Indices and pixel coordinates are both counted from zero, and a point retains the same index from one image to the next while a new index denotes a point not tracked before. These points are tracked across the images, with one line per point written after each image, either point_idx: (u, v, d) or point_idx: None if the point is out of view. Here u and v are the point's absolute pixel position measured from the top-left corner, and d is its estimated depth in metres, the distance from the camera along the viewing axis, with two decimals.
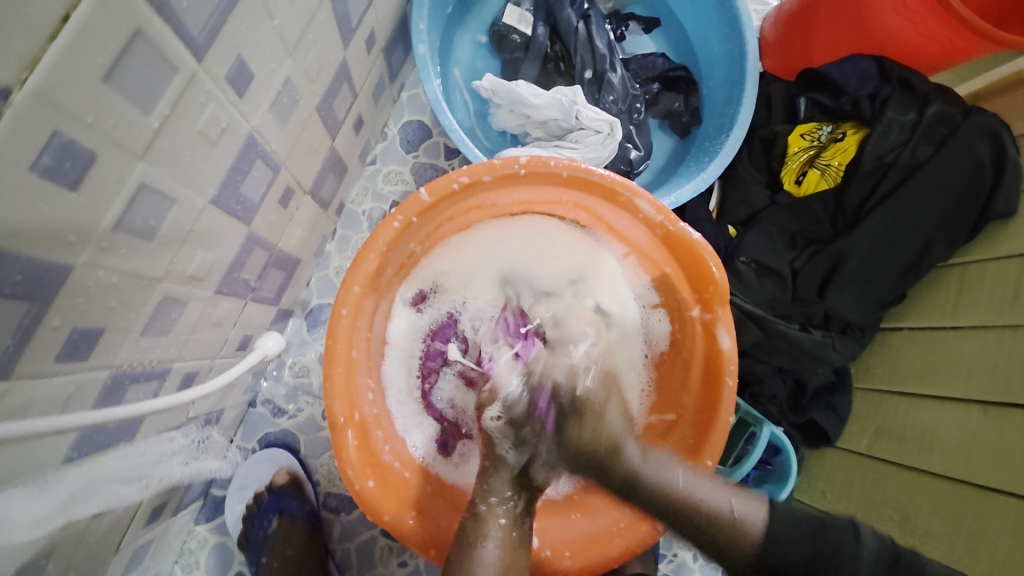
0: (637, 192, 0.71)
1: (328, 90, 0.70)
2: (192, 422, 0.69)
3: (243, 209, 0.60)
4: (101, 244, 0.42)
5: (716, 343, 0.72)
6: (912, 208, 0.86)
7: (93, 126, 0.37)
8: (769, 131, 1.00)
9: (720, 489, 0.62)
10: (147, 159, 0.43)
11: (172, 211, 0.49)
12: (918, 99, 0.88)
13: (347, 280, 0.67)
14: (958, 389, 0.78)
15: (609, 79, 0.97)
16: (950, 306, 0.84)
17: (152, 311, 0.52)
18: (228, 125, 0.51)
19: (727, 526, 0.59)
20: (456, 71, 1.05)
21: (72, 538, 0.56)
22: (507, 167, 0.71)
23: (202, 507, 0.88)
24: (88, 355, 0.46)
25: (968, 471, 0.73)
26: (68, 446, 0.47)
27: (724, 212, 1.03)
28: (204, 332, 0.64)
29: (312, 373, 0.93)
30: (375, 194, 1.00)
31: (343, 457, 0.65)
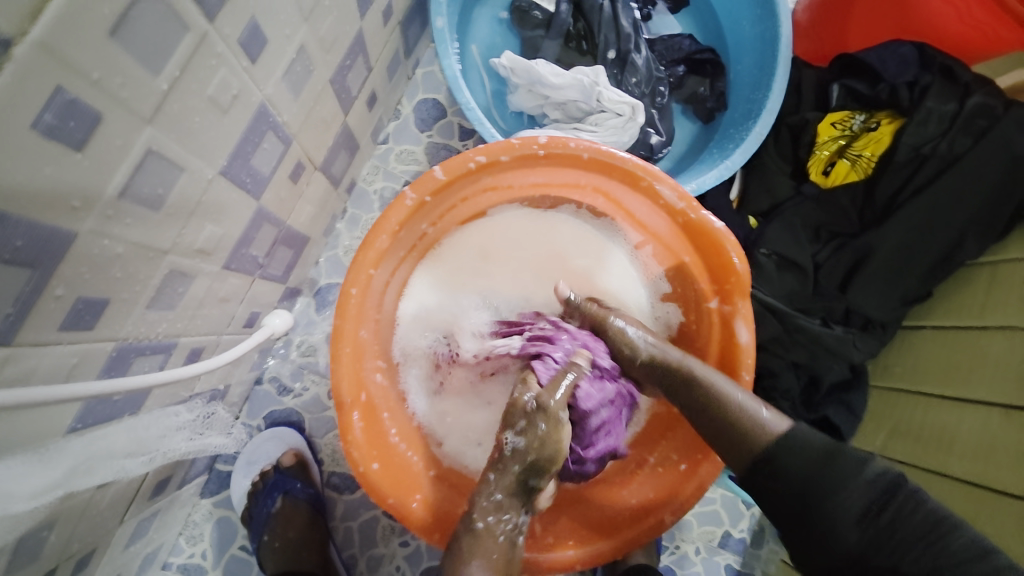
0: (659, 177, 0.69)
1: (343, 61, 0.67)
2: (197, 397, 0.69)
3: (253, 181, 0.58)
4: (106, 211, 0.41)
5: (734, 336, 0.70)
6: (945, 203, 0.82)
7: (99, 84, 0.35)
8: (798, 119, 0.96)
9: (753, 401, 0.60)
10: (155, 124, 0.41)
11: (181, 180, 0.47)
12: (959, 89, 0.83)
13: (358, 259, 0.65)
14: (979, 389, 0.75)
15: (633, 60, 0.93)
16: (977, 305, 0.81)
17: (159, 284, 0.51)
18: (239, 91, 0.49)
19: (752, 423, 0.58)
20: (474, 48, 1.01)
21: (75, 508, 0.56)
22: (525, 146, 0.68)
23: (208, 481, 0.88)
24: (93, 325, 0.45)
25: (985, 475, 0.71)
26: (72, 416, 0.46)
27: (746, 202, 0.99)
28: (211, 307, 0.63)
29: (319, 352, 0.92)
30: (386, 173, 0.98)
31: (350, 438, 0.64)
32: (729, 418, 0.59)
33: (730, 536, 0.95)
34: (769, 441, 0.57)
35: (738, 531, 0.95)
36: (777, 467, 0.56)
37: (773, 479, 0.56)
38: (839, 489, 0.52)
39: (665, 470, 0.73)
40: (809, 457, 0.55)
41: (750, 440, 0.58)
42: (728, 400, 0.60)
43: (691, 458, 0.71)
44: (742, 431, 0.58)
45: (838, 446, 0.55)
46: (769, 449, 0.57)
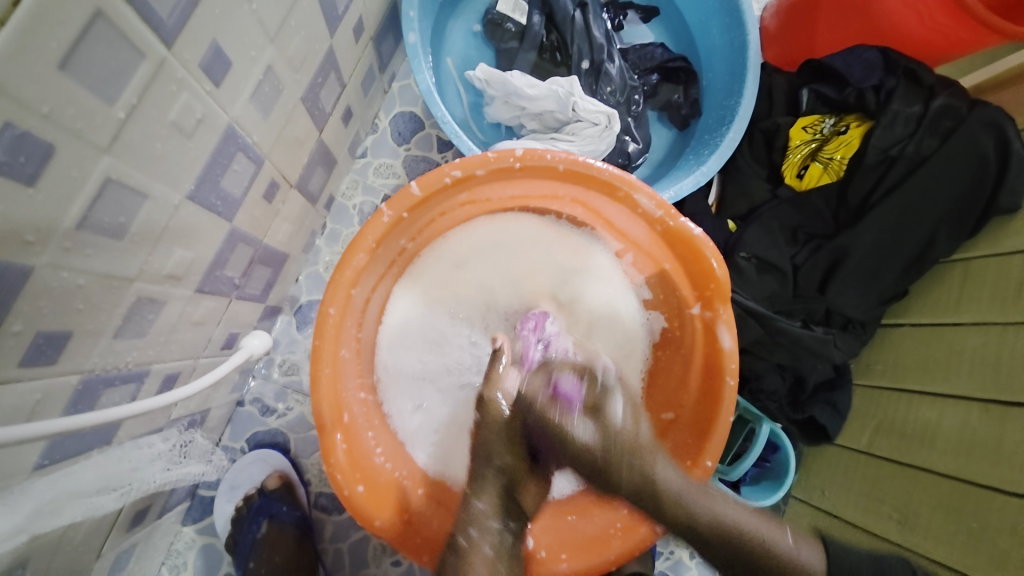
0: (636, 187, 0.69)
1: (314, 80, 0.67)
2: (173, 425, 0.67)
3: (224, 204, 0.57)
4: (63, 244, 0.40)
5: (716, 341, 0.70)
6: (917, 202, 0.84)
7: (50, 116, 0.34)
8: (770, 123, 0.98)
9: (764, 521, 0.58)
10: (114, 152, 0.40)
11: (145, 207, 0.46)
12: (924, 91, 0.85)
13: (336, 278, 0.65)
14: (958, 384, 0.77)
15: (607, 70, 0.93)
16: (951, 302, 0.82)
17: (126, 312, 0.49)
18: (204, 115, 0.48)
19: (767, 549, 0.56)
20: (449, 61, 1.01)
21: (46, 547, 0.54)
22: (501, 160, 0.68)
23: (190, 508, 0.86)
24: (55, 359, 0.44)
25: (969, 470, 0.72)
26: (36, 454, 0.46)
27: (724, 206, 1.00)
28: (185, 332, 0.61)
29: (301, 371, 0.91)
30: (365, 188, 0.97)
31: (332, 462, 0.62)
32: (746, 551, 0.55)
33: None
34: (804, 573, 0.55)
35: None
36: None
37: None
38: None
39: None
40: (857, 559, 0.57)
41: (765, 566, 0.55)
42: (734, 525, 0.57)
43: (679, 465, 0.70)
44: (757, 557, 0.55)
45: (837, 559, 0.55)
46: (784, 571, 0.55)
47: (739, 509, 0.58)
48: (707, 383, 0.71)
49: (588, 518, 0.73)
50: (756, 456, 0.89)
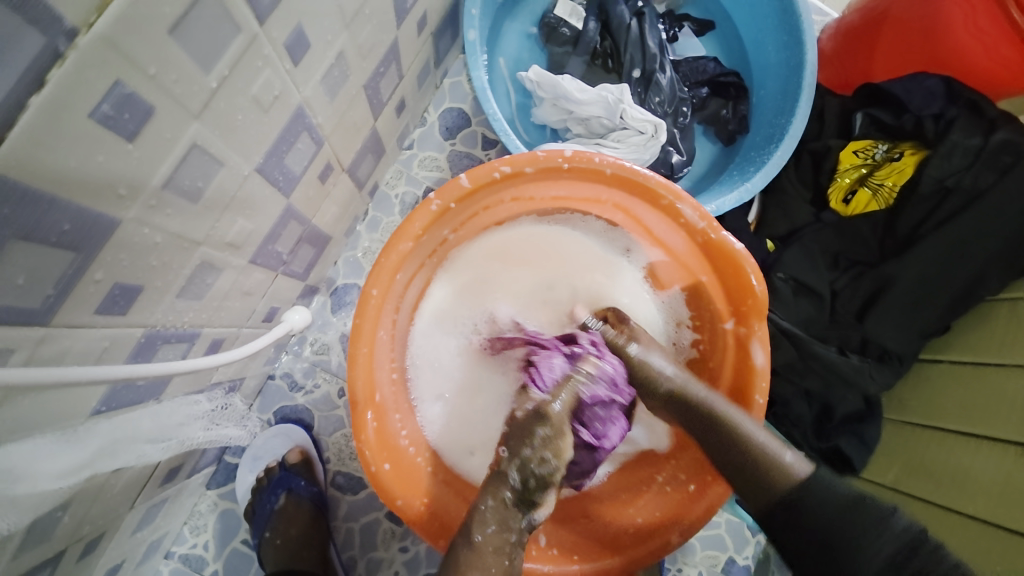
0: (681, 197, 0.69)
1: (377, 69, 0.69)
2: (215, 387, 0.69)
3: (285, 180, 0.60)
4: (149, 200, 0.42)
5: (749, 358, 0.69)
6: (969, 237, 0.81)
7: (155, 79, 0.37)
8: (821, 145, 0.96)
9: (776, 443, 0.61)
10: (202, 120, 0.43)
11: (219, 174, 0.48)
12: (984, 124, 0.83)
13: (380, 261, 0.66)
14: (997, 427, 0.74)
15: (658, 80, 0.94)
16: (996, 343, 0.79)
17: (190, 274, 0.52)
18: (281, 92, 0.50)
19: (777, 464, 0.60)
20: (501, 61, 1.03)
21: (90, 491, 0.57)
22: (550, 160, 0.69)
23: (215, 472, 0.89)
24: (126, 310, 0.46)
25: (1002, 516, 0.69)
26: (98, 399, 0.48)
27: (763, 225, 0.99)
28: (235, 300, 0.64)
29: (332, 351, 0.93)
30: (409, 178, 0.99)
31: (361, 438, 0.64)
32: (748, 454, 0.61)
33: (734, 561, 0.93)
34: (792, 488, 0.58)
35: (742, 557, 0.93)
36: (795, 510, 0.57)
37: (792, 522, 0.57)
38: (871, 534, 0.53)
39: (673, 490, 0.72)
40: (826, 508, 0.55)
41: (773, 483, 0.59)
42: (746, 442, 0.61)
43: (699, 479, 0.70)
44: (762, 474, 0.60)
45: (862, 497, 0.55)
46: (792, 491, 0.58)
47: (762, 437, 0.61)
48: (735, 400, 0.71)
49: (602, 521, 0.73)
50: None
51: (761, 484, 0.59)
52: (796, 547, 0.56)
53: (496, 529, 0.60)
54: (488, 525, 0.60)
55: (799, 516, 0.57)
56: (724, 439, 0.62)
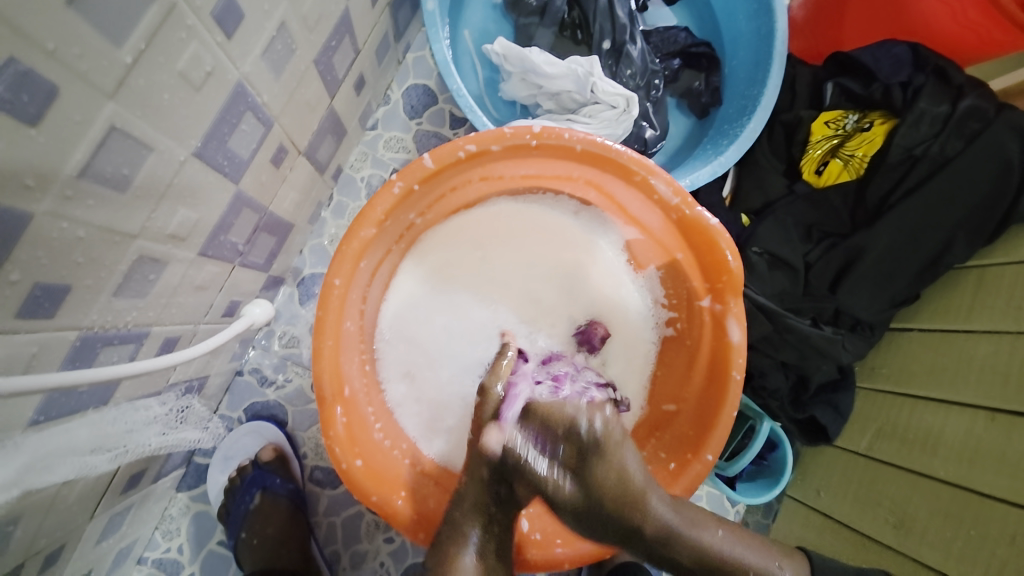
0: (654, 171, 0.67)
1: (328, 42, 0.65)
2: (172, 389, 0.66)
3: (230, 165, 0.56)
4: (65, 192, 0.38)
5: (725, 335, 0.68)
6: (938, 205, 0.82)
7: (55, 54, 0.33)
8: (792, 116, 0.95)
9: (745, 551, 0.62)
10: (119, 99, 0.38)
11: (149, 160, 0.44)
12: (952, 91, 0.82)
13: (342, 249, 0.63)
14: (965, 392, 0.76)
15: (628, 52, 0.91)
16: (963, 310, 0.81)
17: (127, 270, 0.48)
18: (213, 68, 0.46)
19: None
20: (466, 34, 0.98)
21: (39, 505, 0.53)
22: (517, 136, 0.66)
23: (185, 474, 0.86)
24: (54, 312, 0.43)
25: (970, 477, 0.71)
26: (32, 409, 0.44)
27: (739, 200, 0.99)
28: (187, 296, 0.60)
29: (302, 344, 0.89)
30: (375, 161, 0.95)
31: (331, 435, 0.62)
32: (724, 570, 0.60)
33: None
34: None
35: None
36: None
37: None
38: None
39: (653, 468, 0.72)
40: (807, 573, 0.61)
41: None
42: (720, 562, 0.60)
43: (680, 457, 0.70)
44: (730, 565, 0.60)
45: None
46: None
47: None
48: (713, 376, 0.70)
49: None
50: (755, 452, 0.89)
51: (735, 575, 0.60)
52: None
53: (485, 526, 0.61)
54: (521, 543, 0.58)
55: None
56: (710, 565, 0.60)
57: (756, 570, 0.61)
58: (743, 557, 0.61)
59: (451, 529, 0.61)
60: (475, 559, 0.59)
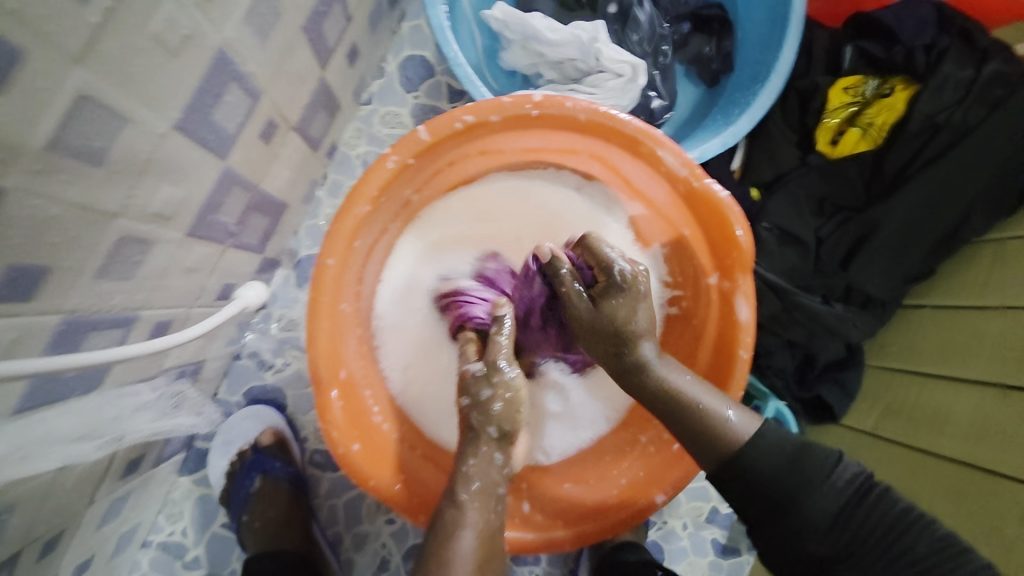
0: (661, 142, 0.63)
1: (316, 7, 0.61)
2: (165, 374, 0.64)
3: (216, 139, 0.53)
4: (34, 166, 0.36)
5: (733, 314, 0.66)
6: (957, 176, 0.78)
7: (9, 11, 0.30)
8: (809, 83, 0.91)
9: (716, 398, 0.56)
10: (87, 64, 0.35)
11: (125, 133, 0.41)
12: (977, 54, 0.78)
13: (335, 228, 0.60)
14: (976, 368, 0.74)
15: (636, 15, 0.86)
16: (979, 285, 0.78)
17: (109, 252, 0.46)
18: (191, 32, 0.43)
19: (721, 428, 0.54)
20: (464, 0, 0.93)
21: (35, 493, 0.52)
22: (517, 105, 0.62)
23: (186, 458, 0.86)
24: (32, 296, 0.40)
25: (979, 453, 0.69)
26: (17, 396, 0.42)
27: (748, 171, 0.95)
28: (176, 278, 0.58)
29: (300, 327, 0.88)
30: (370, 137, 0.91)
31: (327, 419, 0.60)
32: (698, 427, 0.55)
33: (717, 510, 0.95)
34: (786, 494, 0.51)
35: (725, 505, 0.95)
36: (739, 467, 0.53)
37: (734, 481, 0.53)
38: (807, 493, 0.51)
39: (656, 449, 0.70)
40: (777, 462, 0.52)
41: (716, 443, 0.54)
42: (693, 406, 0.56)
43: None
44: (705, 441, 0.55)
45: (806, 443, 0.54)
46: (733, 451, 0.53)
47: (698, 385, 0.58)
48: (719, 355, 0.68)
49: (587, 485, 0.71)
50: None
51: (712, 442, 0.54)
52: (747, 500, 0.53)
53: (481, 485, 0.56)
54: (472, 482, 0.56)
55: (748, 484, 0.53)
56: (678, 416, 0.56)
57: (735, 423, 0.54)
58: (701, 400, 0.56)
59: (455, 509, 0.54)
60: (470, 513, 0.54)
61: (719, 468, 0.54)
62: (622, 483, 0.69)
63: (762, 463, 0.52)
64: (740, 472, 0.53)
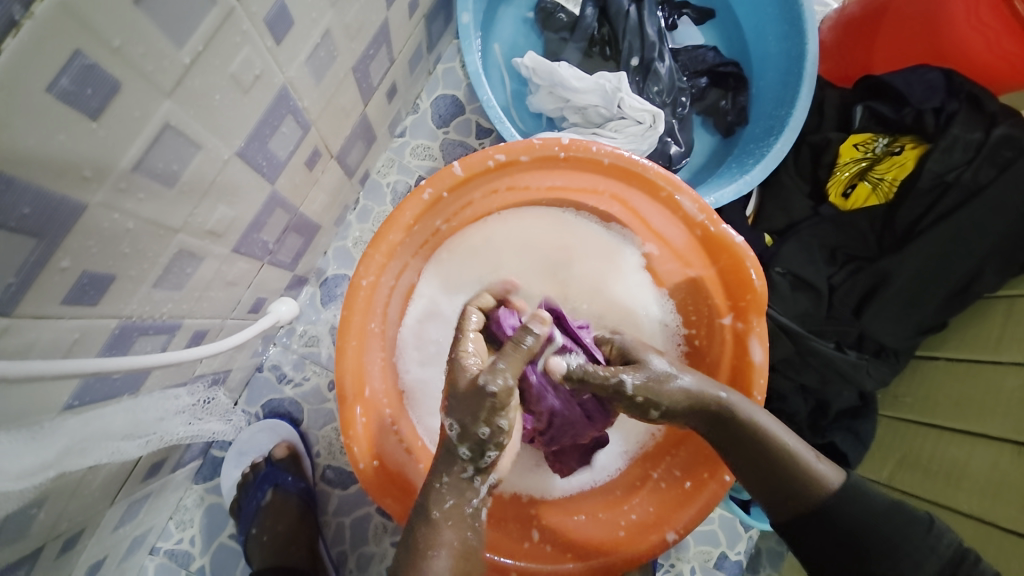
0: (680, 188, 0.67)
1: (366, 50, 0.67)
2: (198, 381, 0.68)
3: (269, 165, 0.57)
4: (118, 184, 0.40)
5: (747, 354, 0.68)
6: (969, 232, 0.80)
7: (119, 51, 0.34)
8: (820, 137, 0.95)
9: (806, 449, 0.57)
10: (175, 98, 0.40)
11: (196, 158, 0.46)
12: (985, 119, 0.81)
13: (369, 250, 0.64)
14: (992, 426, 0.73)
15: (656, 69, 0.91)
16: (992, 341, 0.79)
17: (167, 263, 0.50)
18: (262, 72, 0.48)
19: (809, 473, 0.55)
20: (497, 47, 1.01)
21: (66, 488, 0.54)
22: (546, 148, 0.67)
23: (201, 466, 0.87)
24: (97, 300, 0.44)
25: (992, 509, 0.69)
26: (68, 393, 0.45)
27: (761, 219, 0.98)
28: (218, 290, 0.61)
29: (321, 342, 0.91)
30: (401, 167, 0.97)
31: (350, 434, 0.63)
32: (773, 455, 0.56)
33: (726, 556, 0.93)
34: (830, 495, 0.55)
35: (734, 552, 0.93)
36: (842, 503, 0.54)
37: (819, 524, 0.54)
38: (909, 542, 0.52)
39: (668, 486, 0.70)
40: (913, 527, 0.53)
41: (805, 492, 0.55)
42: (788, 454, 0.56)
43: (696, 475, 0.68)
44: (773, 478, 0.56)
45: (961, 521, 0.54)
46: (829, 500, 0.54)
47: (780, 426, 0.58)
48: None
49: (597, 518, 0.71)
50: None
51: (798, 490, 0.55)
52: (810, 546, 0.55)
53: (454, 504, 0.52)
54: (444, 501, 0.52)
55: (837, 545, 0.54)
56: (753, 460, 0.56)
57: (823, 473, 0.55)
58: (793, 445, 0.57)
59: (428, 527, 0.52)
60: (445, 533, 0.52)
61: (808, 517, 0.55)
62: (632, 519, 0.69)
63: (864, 501, 0.54)
64: (849, 501, 0.54)
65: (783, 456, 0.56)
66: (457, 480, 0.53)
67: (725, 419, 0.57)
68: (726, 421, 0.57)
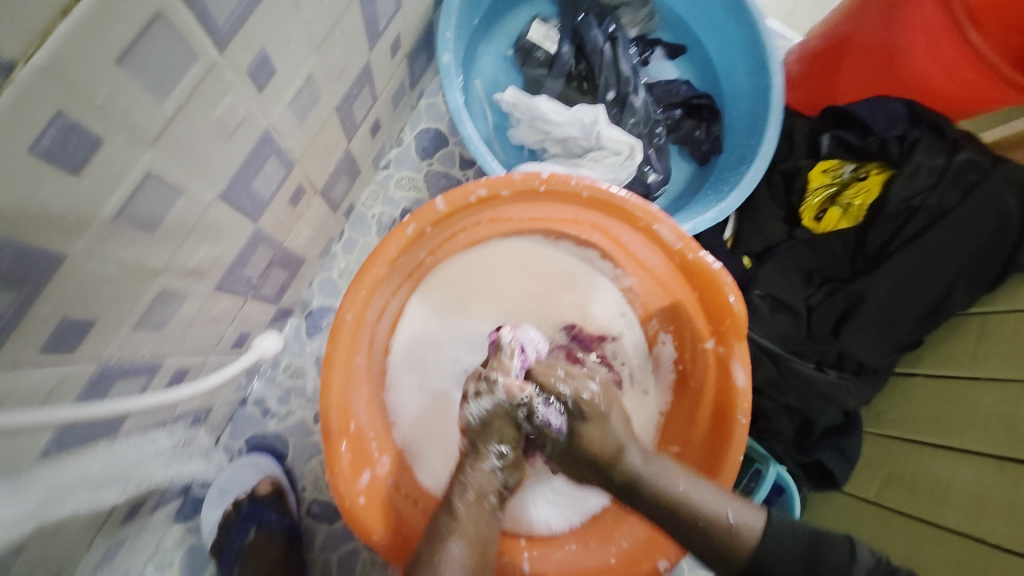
0: (658, 218, 0.69)
1: (350, 90, 0.69)
2: (180, 421, 0.67)
3: (252, 205, 0.58)
4: (100, 232, 0.40)
5: (729, 378, 0.68)
6: (937, 253, 0.83)
7: (103, 108, 0.35)
8: (791, 165, 0.99)
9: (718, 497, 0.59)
10: (157, 148, 0.41)
11: (179, 202, 0.47)
12: (949, 144, 0.85)
13: (354, 284, 0.65)
14: (972, 440, 0.75)
15: (632, 102, 0.95)
16: (968, 356, 0.81)
17: (148, 304, 0.50)
18: (245, 117, 0.49)
19: (722, 528, 0.57)
20: (478, 83, 1.04)
21: (41, 537, 0.53)
22: (527, 181, 0.69)
23: (181, 506, 0.84)
24: (75, 346, 0.44)
25: (980, 526, 0.70)
26: (46, 440, 0.45)
27: (739, 242, 1.00)
28: (200, 328, 0.61)
29: (306, 374, 0.90)
30: (386, 198, 0.98)
31: (335, 470, 0.61)
32: (709, 534, 0.57)
33: None
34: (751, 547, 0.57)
35: None
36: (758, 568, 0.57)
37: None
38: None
39: None
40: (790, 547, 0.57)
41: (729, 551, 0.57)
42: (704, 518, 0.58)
43: None
44: (722, 544, 0.57)
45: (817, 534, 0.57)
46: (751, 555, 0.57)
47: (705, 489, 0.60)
48: (718, 419, 0.69)
49: (587, 548, 0.70)
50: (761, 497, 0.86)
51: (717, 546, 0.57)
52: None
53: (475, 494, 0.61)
54: (467, 491, 0.61)
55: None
56: (677, 522, 0.58)
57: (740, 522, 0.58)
58: (702, 500, 0.59)
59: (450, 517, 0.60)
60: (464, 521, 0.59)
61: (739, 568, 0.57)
62: (622, 547, 0.68)
63: (781, 547, 0.57)
64: (754, 559, 0.57)
65: (700, 521, 0.58)
66: (483, 473, 0.62)
67: (641, 490, 0.61)
68: (639, 494, 0.61)
